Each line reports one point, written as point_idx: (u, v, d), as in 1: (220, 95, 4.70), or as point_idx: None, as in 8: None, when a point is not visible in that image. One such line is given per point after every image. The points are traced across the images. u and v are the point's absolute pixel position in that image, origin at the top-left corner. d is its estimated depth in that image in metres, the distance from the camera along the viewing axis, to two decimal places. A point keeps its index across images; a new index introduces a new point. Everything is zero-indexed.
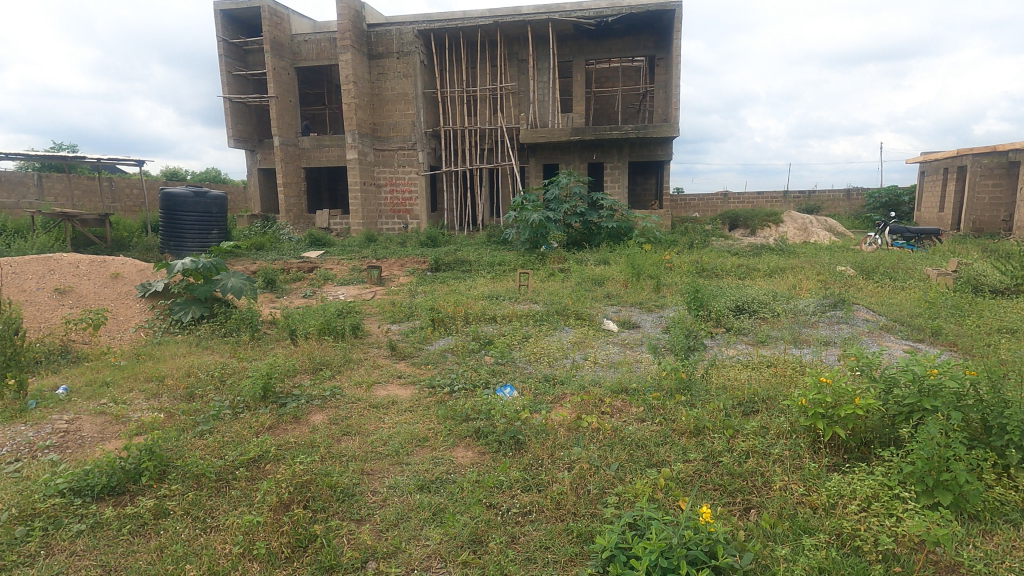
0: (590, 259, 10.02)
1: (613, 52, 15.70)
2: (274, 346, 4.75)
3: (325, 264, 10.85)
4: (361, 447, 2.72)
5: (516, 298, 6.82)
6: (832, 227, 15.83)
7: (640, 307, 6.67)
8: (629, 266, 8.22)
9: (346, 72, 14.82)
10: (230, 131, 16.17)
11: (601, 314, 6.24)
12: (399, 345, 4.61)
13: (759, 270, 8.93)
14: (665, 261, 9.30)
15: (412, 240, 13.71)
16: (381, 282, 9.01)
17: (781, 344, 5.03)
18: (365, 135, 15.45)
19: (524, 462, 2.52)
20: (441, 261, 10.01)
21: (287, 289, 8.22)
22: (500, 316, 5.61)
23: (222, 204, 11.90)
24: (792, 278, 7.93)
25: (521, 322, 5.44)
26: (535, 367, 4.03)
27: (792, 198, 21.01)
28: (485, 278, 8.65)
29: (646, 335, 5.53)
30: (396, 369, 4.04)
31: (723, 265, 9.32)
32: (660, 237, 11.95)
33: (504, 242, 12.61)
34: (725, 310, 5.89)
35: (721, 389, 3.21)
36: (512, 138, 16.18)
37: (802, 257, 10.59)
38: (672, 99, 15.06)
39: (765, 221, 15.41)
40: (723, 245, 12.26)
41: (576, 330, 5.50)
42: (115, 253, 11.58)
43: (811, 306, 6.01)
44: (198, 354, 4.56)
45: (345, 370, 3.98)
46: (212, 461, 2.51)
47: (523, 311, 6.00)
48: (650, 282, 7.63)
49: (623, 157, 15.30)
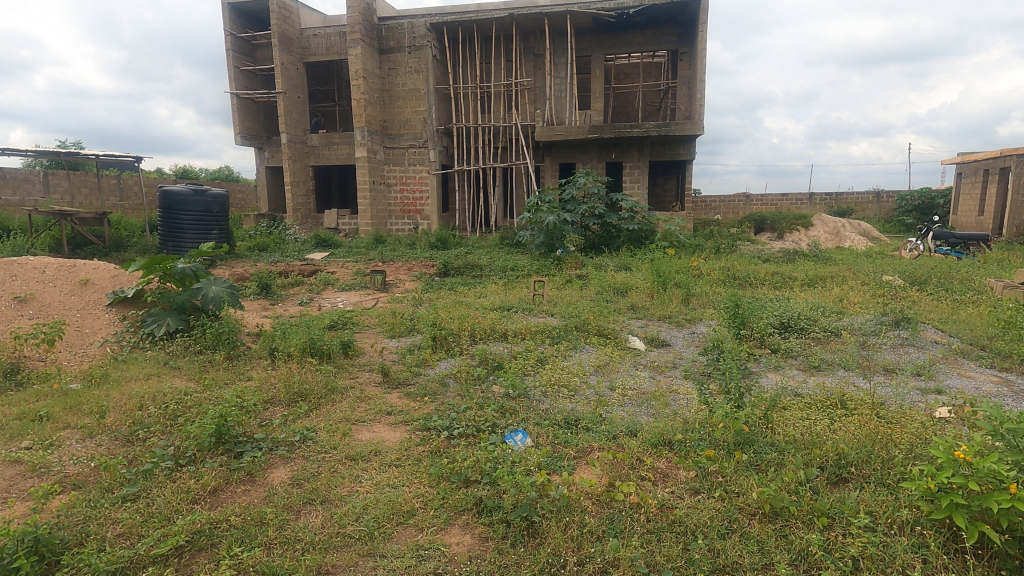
0: (609, 264, 9.34)
1: (634, 46, 14.94)
2: (251, 368, 4.12)
3: (328, 267, 10.26)
4: (325, 527, 2.06)
5: (530, 310, 6.15)
6: (866, 231, 14.94)
7: (669, 321, 5.98)
8: (654, 274, 7.53)
9: (355, 67, 14.26)
10: (237, 128, 15.71)
11: (627, 330, 5.56)
12: (393, 369, 3.96)
13: (796, 278, 8.15)
14: (691, 268, 8.58)
15: (422, 242, 13.08)
16: (385, 288, 8.37)
17: (840, 372, 4.33)
18: (374, 133, 14.89)
19: (539, 562, 1.85)
20: (450, 266, 9.37)
21: (283, 295, 7.63)
22: (512, 333, 4.96)
23: (223, 203, 11.37)
24: (835, 289, 7.17)
25: (536, 340, 4.79)
26: (555, 402, 3.35)
27: (820, 200, 20.06)
28: (497, 285, 8.00)
29: (682, 359, 4.83)
30: (386, 403, 3.37)
31: (756, 272, 8.58)
32: (684, 241, 11.22)
33: (518, 245, 11.94)
34: (769, 328, 5.17)
35: (794, 444, 2.50)
36: (528, 137, 15.48)
37: (840, 265, 9.79)
38: (696, 95, 14.28)
39: (794, 224, 14.57)
40: (752, 250, 11.46)
41: (600, 350, 4.82)
42: (113, 254, 11.11)
43: (868, 324, 5.25)
44: (162, 377, 3.96)
45: (326, 404, 3.32)
46: (119, 551, 1.86)
47: (538, 325, 5.33)
48: (678, 293, 6.94)
49: (643, 156, 14.57)
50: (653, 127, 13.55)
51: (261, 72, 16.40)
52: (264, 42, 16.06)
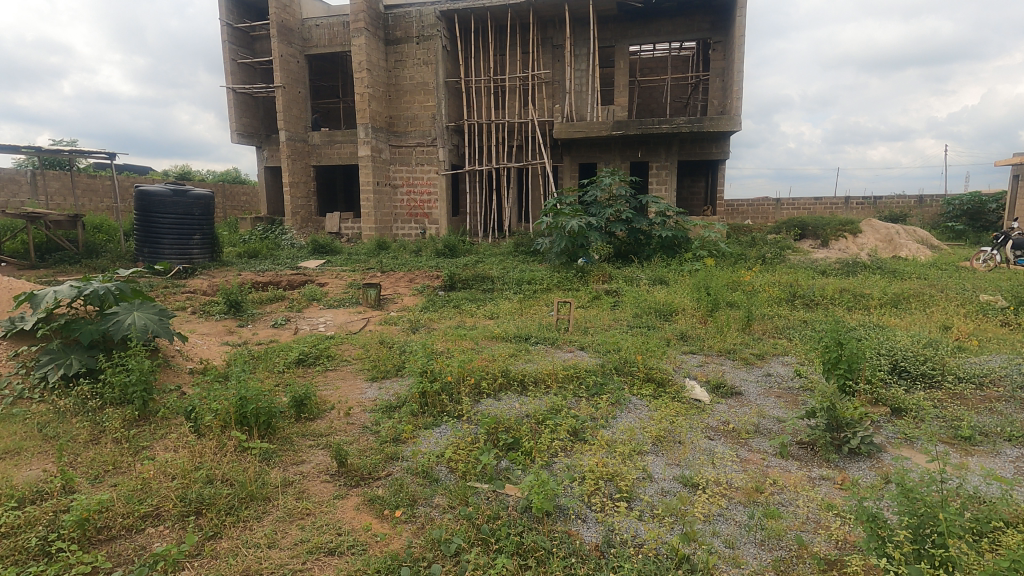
0: (642, 277, 8.00)
1: (662, 35, 13.58)
2: (156, 443, 2.85)
3: (320, 277, 9.07)
4: None
5: (554, 340, 4.83)
6: (922, 238, 13.40)
7: (734, 358, 4.69)
8: (701, 293, 6.19)
9: (358, 59, 13.14)
10: (233, 125, 14.62)
11: (682, 375, 4.26)
12: (357, 451, 2.69)
13: (872, 296, 6.74)
14: (742, 283, 7.22)
15: (429, 249, 11.80)
16: (379, 306, 7.11)
17: (1009, 452, 3.01)
18: (379, 130, 13.73)
19: None
20: (456, 278, 8.11)
21: (256, 314, 6.42)
22: (533, 380, 3.67)
23: (206, 204, 10.21)
24: (932, 313, 5.76)
25: (566, 393, 3.51)
26: (609, 529, 2.08)
27: (858, 204, 18.51)
28: (510, 303, 6.75)
29: (768, 423, 3.54)
30: (334, 524, 2.11)
31: (819, 289, 7.20)
32: (724, 250, 9.85)
33: (534, 252, 10.65)
34: (882, 373, 3.83)
35: None
36: (545, 135, 14.19)
37: (913, 278, 8.35)
38: (731, 88, 12.87)
39: (840, 230, 13.06)
40: (803, 260, 10.04)
41: (654, 408, 3.52)
42: (85, 261, 9.96)
43: (1015, 372, 3.87)
44: (23, 456, 2.72)
45: (231, 532, 2.05)
46: None
47: (567, 365, 4.05)
48: (734, 316, 5.62)
49: (672, 155, 13.22)
50: (684, 123, 12.16)
51: (260, 65, 15.32)
52: (263, 33, 14.97)
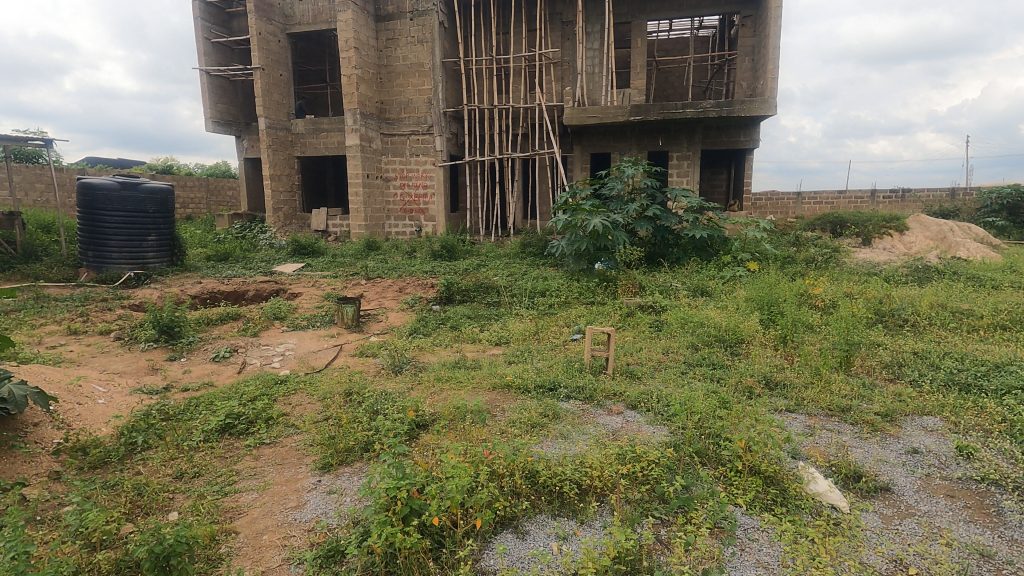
0: (679, 287, 6.57)
1: (685, 9, 12.01)
2: None
3: (293, 286, 7.63)
4: None
5: (589, 395, 3.36)
6: (976, 236, 11.94)
7: (853, 420, 3.24)
8: (769, 316, 4.74)
9: (345, 36, 11.61)
10: (207, 111, 13.15)
11: (792, 457, 2.81)
12: None
13: (982, 316, 5.25)
14: (810, 297, 5.75)
15: (424, 249, 10.40)
16: (358, 326, 5.67)
17: None
18: (369, 116, 12.25)
19: None
20: (454, 289, 6.66)
21: (195, 341, 4.97)
22: (577, 487, 2.24)
23: (162, 199, 8.75)
24: None
25: (635, 517, 2.08)
26: None
27: (886, 197, 17.01)
28: (520, 324, 5.34)
29: (974, 565, 2.11)
30: None
31: (908, 303, 5.70)
32: (767, 251, 8.38)
33: (545, 254, 9.22)
34: None
35: None
36: (554, 122, 12.70)
37: (1006, 288, 6.83)
38: (764, 68, 11.31)
39: (885, 227, 11.54)
40: (859, 264, 8.54)
41: (786, 544, 2.07)
42: (20, 266, 8.46)
43: None
44: None
45: None
46: None
47: (622, 444, 2.60)
48: (822, 348, 4.17)
49: (695, 144, 11.76)
50: (712, 106, 10.62)
51: (237, 45, 13.79)
52: (240, 10, 13.44)
